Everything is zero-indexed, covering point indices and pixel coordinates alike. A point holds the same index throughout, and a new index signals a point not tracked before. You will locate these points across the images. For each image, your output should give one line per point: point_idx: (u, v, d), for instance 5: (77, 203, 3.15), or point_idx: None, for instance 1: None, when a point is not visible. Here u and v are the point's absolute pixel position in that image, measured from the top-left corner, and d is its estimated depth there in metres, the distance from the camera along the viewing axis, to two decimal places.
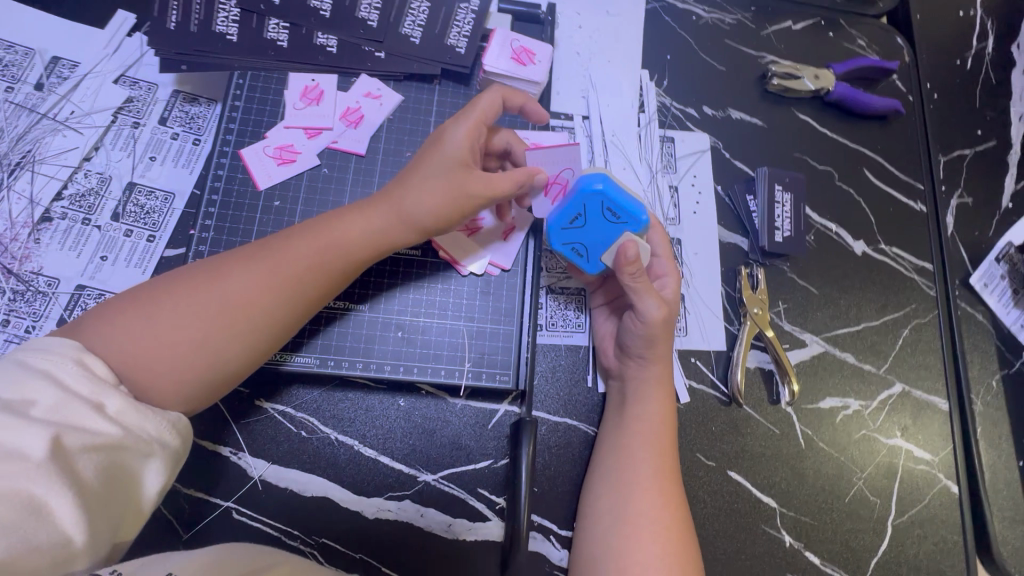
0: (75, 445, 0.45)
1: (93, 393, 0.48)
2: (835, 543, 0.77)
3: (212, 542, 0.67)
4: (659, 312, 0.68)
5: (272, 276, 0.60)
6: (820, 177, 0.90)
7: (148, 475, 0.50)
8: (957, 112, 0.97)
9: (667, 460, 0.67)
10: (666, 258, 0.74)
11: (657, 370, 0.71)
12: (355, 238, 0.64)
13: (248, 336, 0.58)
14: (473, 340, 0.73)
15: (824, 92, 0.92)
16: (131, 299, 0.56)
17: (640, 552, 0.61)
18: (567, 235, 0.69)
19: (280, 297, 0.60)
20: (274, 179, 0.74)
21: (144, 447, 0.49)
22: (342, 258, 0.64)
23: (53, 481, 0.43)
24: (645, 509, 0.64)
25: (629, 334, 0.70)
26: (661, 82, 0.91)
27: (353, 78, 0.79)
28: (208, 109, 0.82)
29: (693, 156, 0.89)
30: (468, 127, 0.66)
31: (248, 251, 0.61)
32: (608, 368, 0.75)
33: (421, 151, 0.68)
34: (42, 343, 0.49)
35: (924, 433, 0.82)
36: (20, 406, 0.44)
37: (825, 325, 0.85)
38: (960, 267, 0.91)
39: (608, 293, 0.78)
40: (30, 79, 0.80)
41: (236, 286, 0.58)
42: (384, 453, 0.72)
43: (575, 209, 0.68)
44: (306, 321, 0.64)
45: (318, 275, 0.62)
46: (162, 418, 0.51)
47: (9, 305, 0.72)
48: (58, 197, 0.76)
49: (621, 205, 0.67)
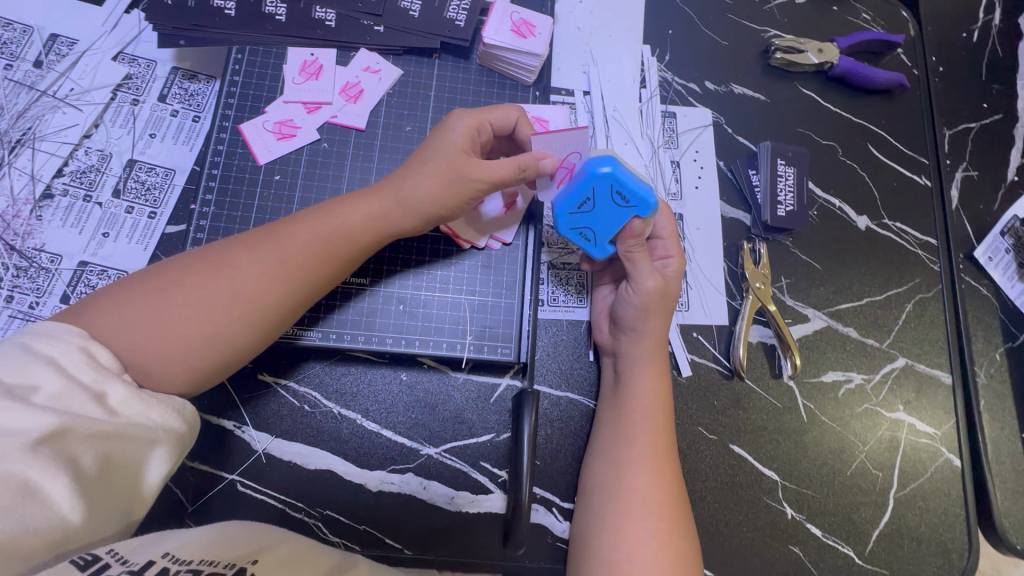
0: (78, 432, 0.45)
1: (97, 382, 0.48)
2: (837, 515, 0.77)
3: (217, 515, 0.68)
4: (653, 282, 0.68)
5: (276, 265, 0.59)
6: (824, 152, 0.90)
7: (151, 463, 0.50)
8: (963, 85, 0.96)
9: (662, 437, 0.67)
10: (672, 240, 0.73)
11: (649, 347, 0.70)
12: (361, 226, 0.64)
13: (253, 326, 0.58)
14: (475, 313, 0.73)
15: (828, 66, 0.91)
16: (137, 285, 0.56)
17: (632, 529, 0.61)
18: (574, 219, 0.68)
19: (285, 286, 0.59)
20: (274, 154, 0.74)
21: (147, 436, 0.50)
22: (346, 247, 0.63)
23: (52, 466, 0.43)
24: (639, 484, 0.64)
25: (625, 306, 0.70)
26: (663, 56, 0.91)
27: (353, 52, 0.79)
28: (208, 85, 0.81)
29: (696, 131, 0.88)
30: (471, 118, 0.66)
31: (254, 238, 0.61)
32: (601, 344, 0.75)
33: (426, 139, 0.68)
34: (47, 328, 0.50)
35: (927, 406, 0.82)
36: (22, 391, 0.45)
37: (828, 299, 0.84)
38: (965, 242, 0.90)
39: (608, 271, 0.77)
40: (29, 56, 0.80)
41: (243, 274, 0.58)
42: (387, 426, 0.73)
43: (582, 193, 0.67)
44: (306, 309, 0.63)
45: (318, 262, 0.61)
46: (166, 407, 0.52)
47: (12, 281, 0.72)
48: (59, 174, 0.76)
49: (630, 190, 0.65)
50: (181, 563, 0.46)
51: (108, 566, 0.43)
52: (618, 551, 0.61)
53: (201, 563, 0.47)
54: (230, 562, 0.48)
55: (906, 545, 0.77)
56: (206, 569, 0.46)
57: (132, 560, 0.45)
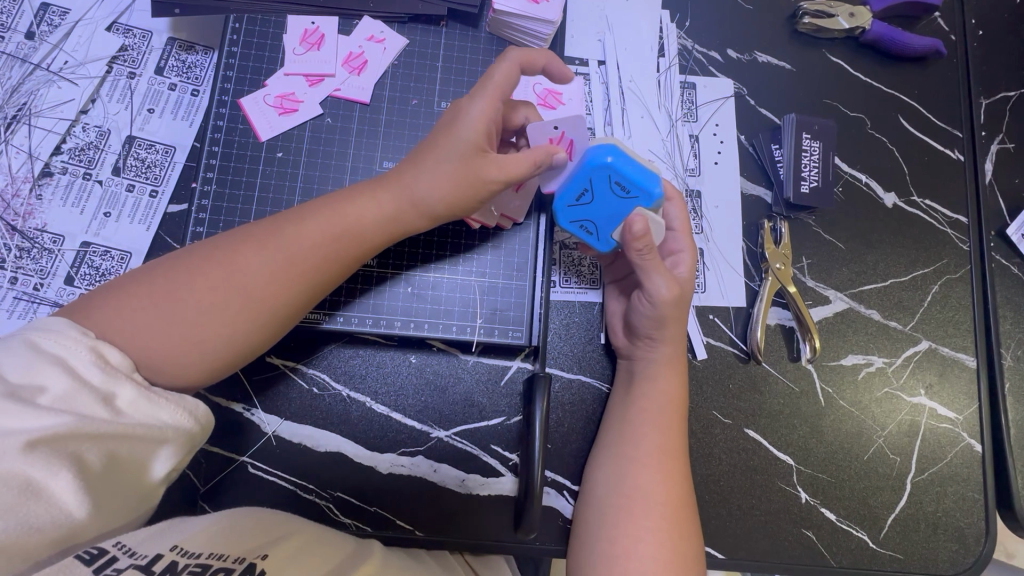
0: (85, 435, 0.44)
1: (105, 384, 0.47)
2: (852, 500, 0.76)
3: (230, 497, 0.68)
4: (669, 291, 0.64)
5: (280, 260, 0.57)
6: (852, 124, 0.85)
7: (156, 461, 0.49)
8: (1003, 51, 0.90)
9: (667, 430, 0.65)
10: (684, 233, 0.69)
11: (667, 352, 0.68)
12: (372, 223, 0.61)
13: (264, 325, 0.57)
14: (485, 295, 0.71)
15: (859, 31, 0.85)
16: (144, 279, 0.54)
17: (633, 526, 0.61)
18: (574, 213, 0.65)
19: (294, 284, 0.57)
20: (275, 129, 0.71)
21: (156, 437, 0.48)
22: (355, 240, 0.60)
23: (56, 464, 0.43)
24: (644, 482, 0.63)
25: (639, 315, 0.67)
26: (683, 23, 0.85)
27: (356, 21, 0.75)
28: (206, 57, 0.78)
29: (716, 103, 0.84)
30: (486, 107, 0.60)
31: (259, 233, 0.58)
32: (617, 346, 0.72)
33: (438, 126, 0.63)
34: (56, 325, 0.48)
35: (949, 390, 0.80)
36: (28, 392, 0.44)
37: (851, 280, 0.81)
38: (996, 219, 0.87)
39: (617, 273, 0.74)
40: (20, 28, 0.77)
41: (252, 274, 0.56)
42: (396, 410, 0.72)
43: (581, 185, 0.63)
44: (317, 302, 0.61)
45: (326, 256, 0.59)
46: (176, 407, 0.49)
47: (16, 263, 0.71)
48: (57, 152, 0.74)
49: (631, 178, 0.61)
50: (190, 557, 0.46)
51: (116, 560, 0.43)
52: (616, 546, 0.60)
53: (210, 557, 0.46)
54: (240, 556, 0.48)
55: (922, 530, 0.76)
56: (214, 565, 0.46)
57: (140, 552, 0.45)
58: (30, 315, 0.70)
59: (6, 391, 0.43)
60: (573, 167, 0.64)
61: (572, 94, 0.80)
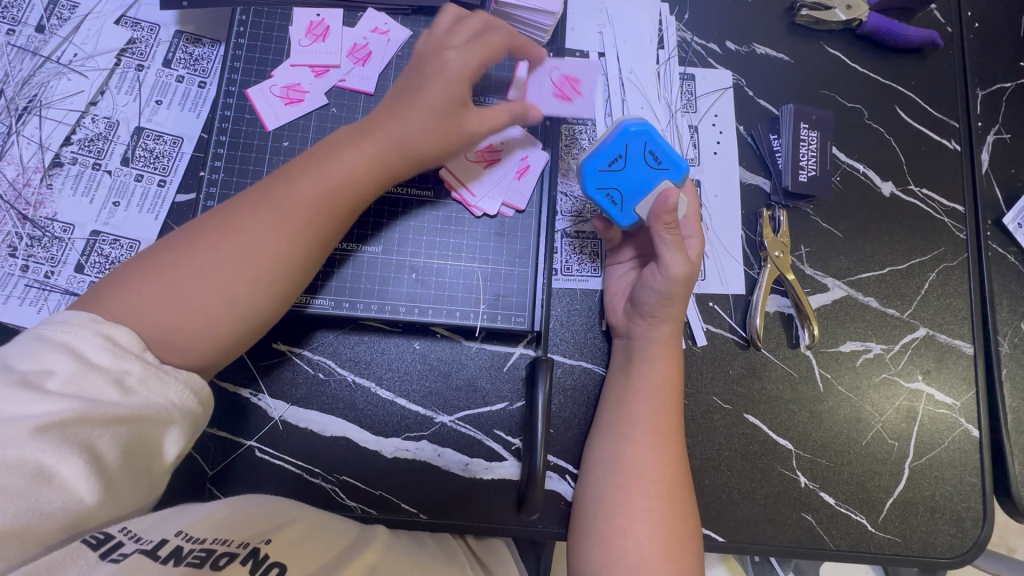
0: (94, 415, 0.45)
1: (114, 363, 0.48)
2: (851, 484, 0.77)
3: (238, 481, 0.70)
4: (683, 269, 0.65)
5: (276, 218, 0.58)
6: (849, 115, 0.86)
7: (166, 442, 0.50)
8: (998, 44, 0.91)
9: (666, 416, 0.66)
10: (693, 219, 0.70)
11: (665, 333, 0.69)
12: (359, 171, 0.62)
13: (271, 284, 0.58)
14: (488, 282, 0.72)
15: (856, 23, 0.86)
16: (146, 264, 0.55)
17: (629, 506, 0.62)
18: (603, 179, 0.67)
19: (293, 238, 0.58)
20: (283, 119, 0.72)
21: (162, 416, 0.49)
22: (348, 192, 0.62)
23: (67, 450, 0.44)
24: (639, 463, 0.64)
25: (648, 290, 0.68)
26: (683, 15, 0.87)
27: (360, 13, 0.76)
28: (212, 49, 0.80)
29: (715, 94, 0.85)
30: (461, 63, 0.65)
31: (249, 199, 0.59)
32: (614, 326, 0.74)
33: (411, 80, 0.66)
34: (62, 317, 0.49)
35: (947, 376, 0.81)
36: (39, 377, 0.45)
37: (849, 268, 0.82)
38: (993, 209, 0.88)
39: (628, 256, 0.75)
40: (31, 21, 0.78)
41: (250, 233, 0.57)
42: (401, 394, 0.73)
43: (614, 152, 0.67)
44: (319, 260, 0.62)
45: (320, 209, 0.60)
46: (182, 385, 0.51)
47: (27, 251, 0.73)
48: (67, 142, 0.76)
49: (665, 152, 0.66)
50: (194, 542, 0.47)
51: (122, 545, 0.44)
52: (615, 528, 0.61)
53: (214, 542, 0.48)
54: (243, 542, 0.49)
55: (920, 514, 0.76)
56: (218, 550, 0.47)
57: (145, 538, 0.46)
58: (42, 303, 0.71)
59: (14, 379, 0.44)
60: (606, 134, 0.67)
61: (591, 85, 0.75)
